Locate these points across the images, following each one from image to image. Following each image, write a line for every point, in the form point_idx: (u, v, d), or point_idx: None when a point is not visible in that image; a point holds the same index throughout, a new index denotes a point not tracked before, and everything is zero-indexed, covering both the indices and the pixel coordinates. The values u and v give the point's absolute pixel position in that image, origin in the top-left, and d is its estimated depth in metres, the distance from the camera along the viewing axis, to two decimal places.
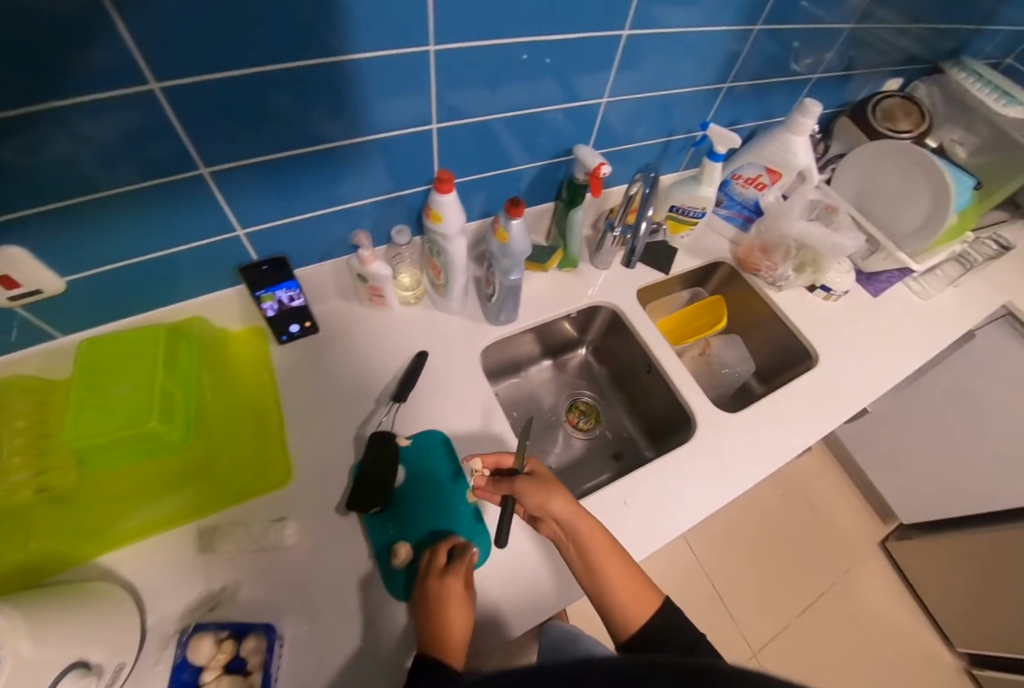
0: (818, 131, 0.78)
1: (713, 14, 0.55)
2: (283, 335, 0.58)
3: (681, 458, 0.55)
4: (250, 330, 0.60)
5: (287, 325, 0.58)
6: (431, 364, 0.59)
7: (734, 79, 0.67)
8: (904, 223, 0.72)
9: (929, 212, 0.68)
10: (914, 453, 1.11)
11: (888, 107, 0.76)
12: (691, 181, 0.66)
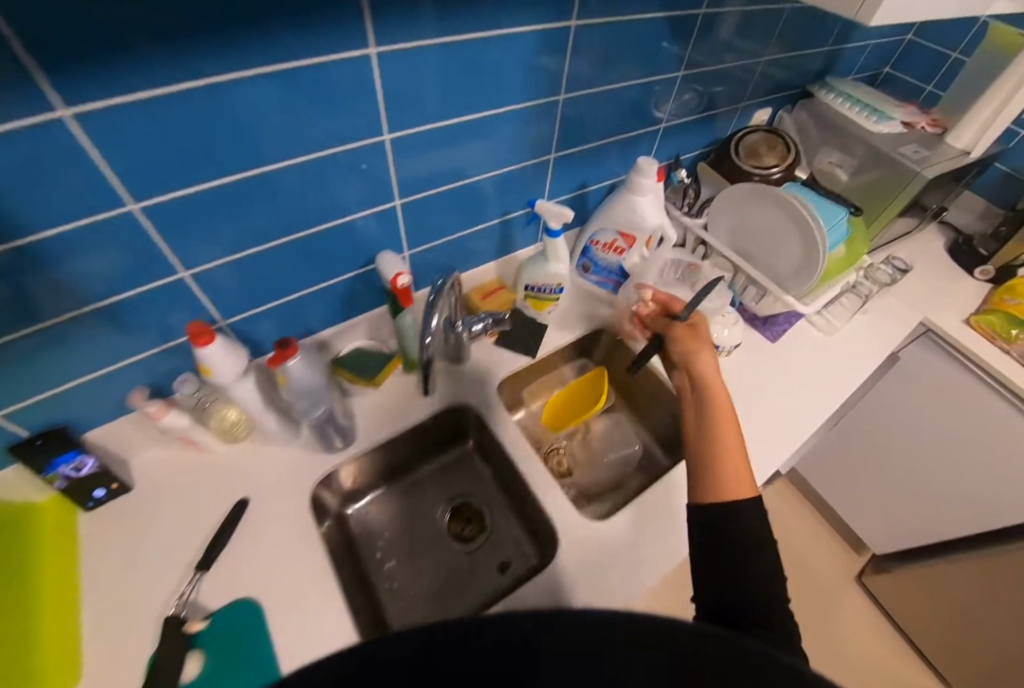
0: (685, 176, 0.74)
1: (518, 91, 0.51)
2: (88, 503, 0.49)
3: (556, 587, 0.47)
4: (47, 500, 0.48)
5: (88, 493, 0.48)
6: (263, 514, 0.51)
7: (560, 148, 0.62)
8: (781, 265, 0.66)
9: (802, 254, 0.63)
10: (871, 478, 1.04)
11: (751, 143, 0.72)
12: (539, 258, 0.60)
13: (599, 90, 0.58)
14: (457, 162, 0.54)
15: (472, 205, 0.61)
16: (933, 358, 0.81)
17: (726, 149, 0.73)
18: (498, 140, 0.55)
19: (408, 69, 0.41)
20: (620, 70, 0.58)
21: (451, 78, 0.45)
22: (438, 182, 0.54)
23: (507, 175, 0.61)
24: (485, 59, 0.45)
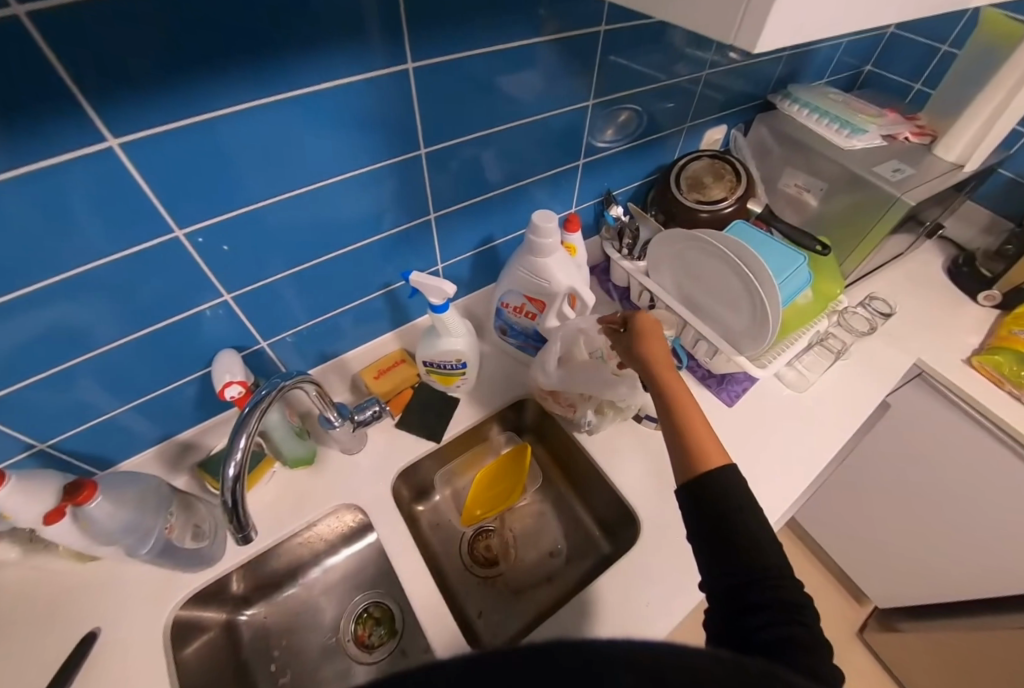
0: (622, 214, 0.64)
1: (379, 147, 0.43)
2: None
3: None
4: None
5: None
6: (113, 647, 0.45)
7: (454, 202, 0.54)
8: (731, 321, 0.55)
9: (749, 314, 0.52)
10: (871, 527, 0.92)
11: (694, 173, 0.63)
12: (433, 332, 0.53)
13: (488, 131, 0.50)
14: (318, 233, 0.46)
15: (359, 272, 0.53)
16: (929, 405, 0.70)
17: (667, 183, 0.63)
18: (367, 201, 0.47)
19: (202, 145, 0.34)
20: (511, 106, 0.49)
21: (269, 146, 0.37)
22: (301, 257, 0.47)
23: (396, 236, 0.53)
24: (310, 116, 0.37)
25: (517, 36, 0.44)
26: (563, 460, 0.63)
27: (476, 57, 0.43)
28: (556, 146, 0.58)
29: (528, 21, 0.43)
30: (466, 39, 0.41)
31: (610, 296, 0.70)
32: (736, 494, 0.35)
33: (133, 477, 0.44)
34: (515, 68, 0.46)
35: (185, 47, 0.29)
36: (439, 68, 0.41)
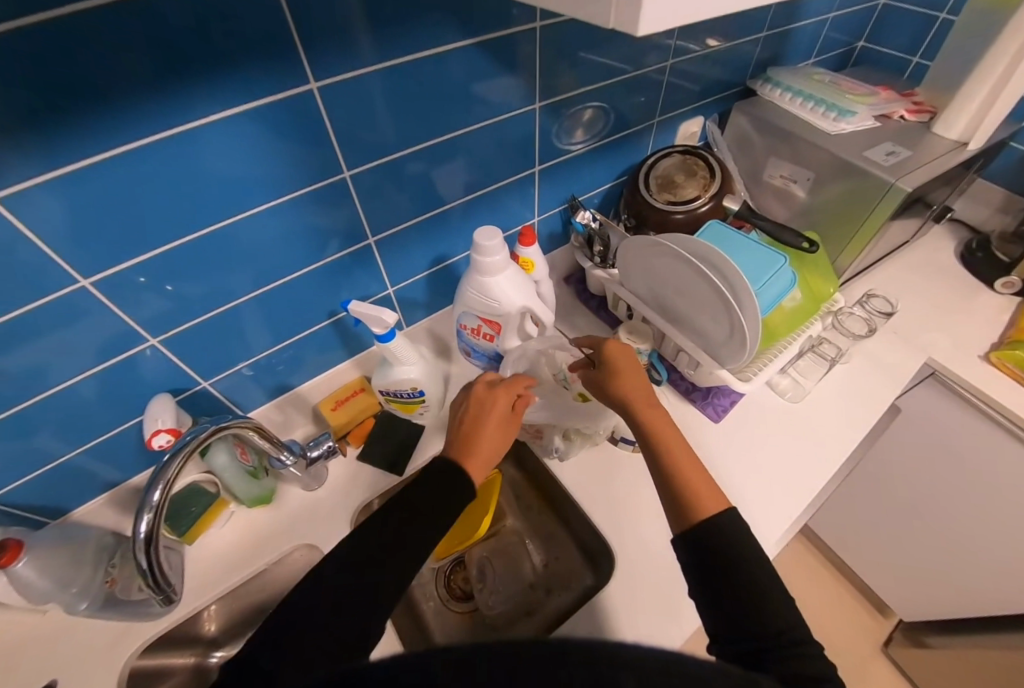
0: (590, 220, 0.60)
1: (307, 169, 0.40)
2: None
3: None
4: None
5: None
6: None
7: (406, 217, 0.50)
8: (709, 334, 0.50)
9: (727, 327, 0.47)
10: (890, 536, 0.86)
11: (665, 171, 0.58)
12: (385, 361, 0.50)
13: (431, 143, 0.46)
14: (253, 266, 0.43)
15: (306, 302, 0.50)
16: (945, 408, 0.63)
17: (636, 184, 0.58)
18: (302, 228, 0.44)
19: (101, 190, 0.32)
20: (454, 115, 0.46)
21: (180, 184, 0.34)
22: (240, 289, 0.44)
23: (343, 261, 0.50)
24: (221, 149, 0.35)
25: (450, 41, 0.40)
26: (540, 485, 0.59)
27: (404, 68, 0.39)
28: (512, 153, 0.54)
29: (459, 22, 0.39)
30: (389, 49, 0.38)
31: (585, 307, 0.66)
32: (743, 545, 0.30)
33: (73, 530, 0.45)
34: (452, 74, 0.43)
35: (56, 88, 0.27)
36: (363, 84, 0.38)
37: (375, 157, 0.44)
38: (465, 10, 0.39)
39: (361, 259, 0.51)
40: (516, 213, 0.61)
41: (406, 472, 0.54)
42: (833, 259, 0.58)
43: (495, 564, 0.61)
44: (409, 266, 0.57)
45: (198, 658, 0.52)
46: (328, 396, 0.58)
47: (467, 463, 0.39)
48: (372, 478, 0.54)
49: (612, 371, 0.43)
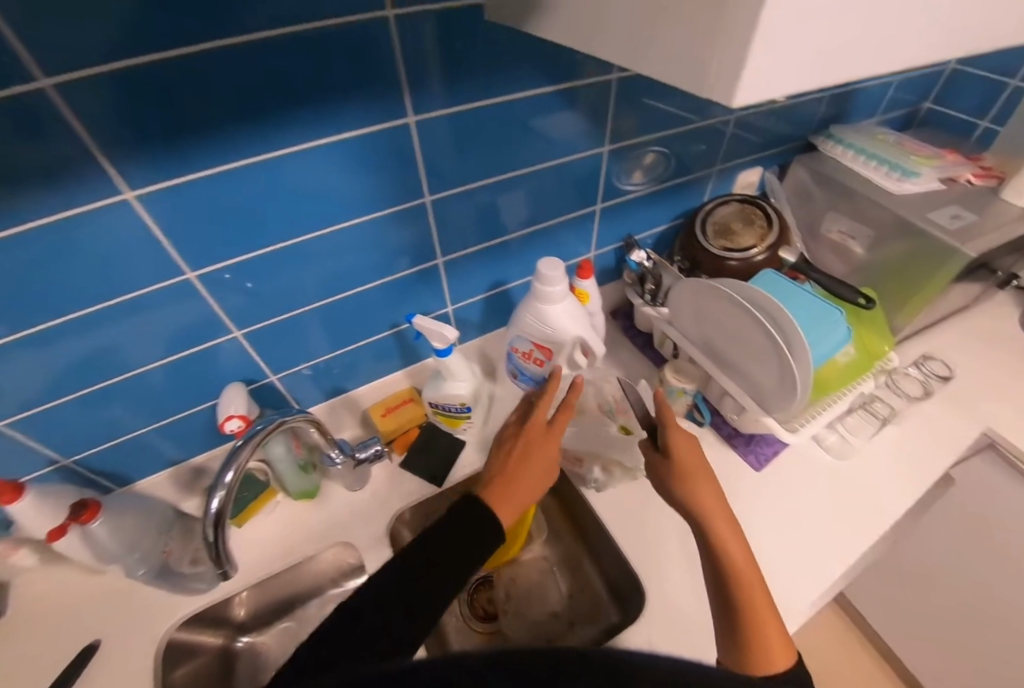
0: (644, 259, 0.61)
1: (388, 193, 0.44)
2: None
3: None
4: None
5: None
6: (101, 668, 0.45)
7: (471, 242, 0.53)
8: (759, 381, 0.50)
9: (777, 374, 0.47)
10: (940, 619, 0.79)
11: (722, 219, 0.60)
12: (437, 374, 0.53)
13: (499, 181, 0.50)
14: (327, 272, 0.47)
15: (367, 310, 0.54)
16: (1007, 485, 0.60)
17: (692, 229, 0.60)
18: (375, 240, 0.48)
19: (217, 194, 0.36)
20: (528, 152, 0.49)
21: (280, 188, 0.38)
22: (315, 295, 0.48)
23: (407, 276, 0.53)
24: (323, 167, 0.39)
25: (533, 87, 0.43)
26: (573, 512, 0.59)
27: (487, 109, 0.43)
28: (576, 190, 0.57)
29: (542, 73, 0.43)
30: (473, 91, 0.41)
31: (631, 342, 0.68)
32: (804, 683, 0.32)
33: (141, 498, 0.48)
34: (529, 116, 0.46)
35: (186, 111, 0.31)
36: (447, 120, 0.42)
37: (447, 185, 0.47)
38: (549, 57, 0.42)
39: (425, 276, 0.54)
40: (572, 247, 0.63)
41: (443, 484, 0.55)
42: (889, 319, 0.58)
43: (526, 584, 0.61)
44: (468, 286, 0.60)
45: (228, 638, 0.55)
46: (379, 402, 0.61)
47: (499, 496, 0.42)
48: (409, 487, 0.56)
49: (680, 471, 0.44)
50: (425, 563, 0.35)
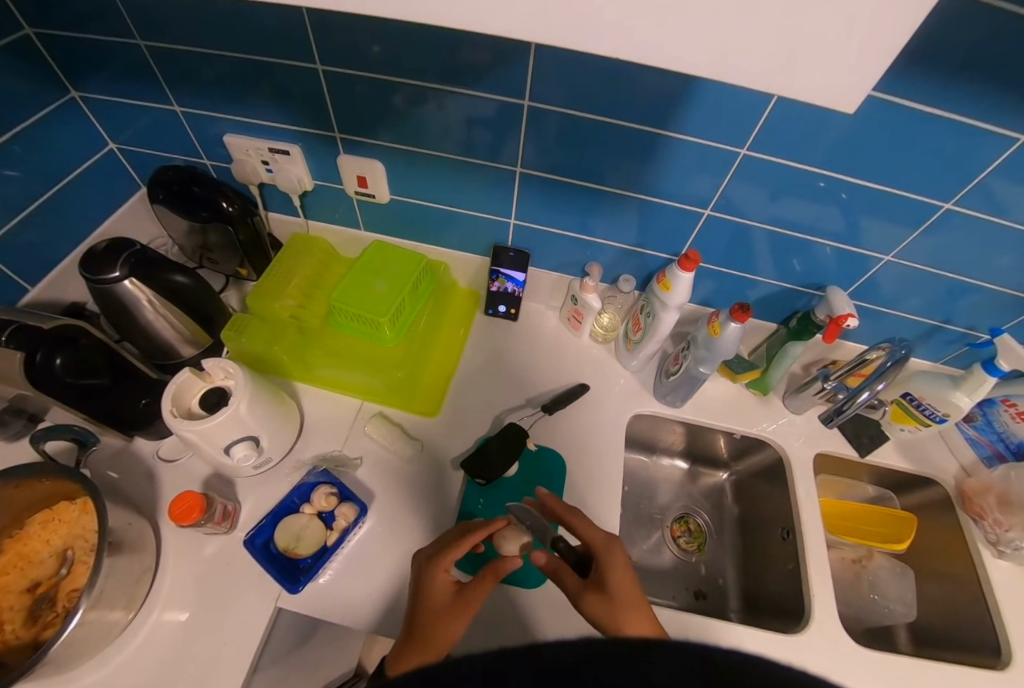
0: (855, 247, 0.71)
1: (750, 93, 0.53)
2: (237, 375, 0.58)
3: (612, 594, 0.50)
4: (272, 392, 0.65)
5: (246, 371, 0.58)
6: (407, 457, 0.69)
7: (755, 155, 0.61)
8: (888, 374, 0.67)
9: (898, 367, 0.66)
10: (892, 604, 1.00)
11: (930, 246, 0.67)
12: (672, 270, 0.66)
13: (826, 170, 0.61)
14: (665, 198, 0.70)
15: (658, 229, 0.75)
16: None
17: (915, 239, 0.67)
18: (723, 163, 0.63)
19: (657, 163, 0.65)
20: (884, 156, 0.58)
21: (694, 132, 0.61)
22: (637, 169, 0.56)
23: (703, 213, 0.71)
24: (748, 97, 0.55)
25: (949, 112, 0.52)
26: (729, 421, 0.81)
27: (904, 109, 0.52)
28: (865, 162, 0.59)
29: (910, 55, 0.47)
30: (913, 97, 0.51)
31: (798, 324, 0.76)
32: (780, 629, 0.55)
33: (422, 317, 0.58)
34: (938, 133, 0.54)
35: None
36: (869, 106, 0.53)
37: (800, 156, 0.60)
38: (982, 96, 0.50)
39: (711, 215, 0.71)
40: (825, 263, 0.75)
41: (585, 391, 0.78)
42: (977, 387, 0.70)
43: (664, 447, 0.91)
44: (721, 200, 0.69)
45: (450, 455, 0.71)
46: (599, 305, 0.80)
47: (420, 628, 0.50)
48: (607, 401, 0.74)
49: (433, 609, 0.52)
50: (413, 639, 0.50)
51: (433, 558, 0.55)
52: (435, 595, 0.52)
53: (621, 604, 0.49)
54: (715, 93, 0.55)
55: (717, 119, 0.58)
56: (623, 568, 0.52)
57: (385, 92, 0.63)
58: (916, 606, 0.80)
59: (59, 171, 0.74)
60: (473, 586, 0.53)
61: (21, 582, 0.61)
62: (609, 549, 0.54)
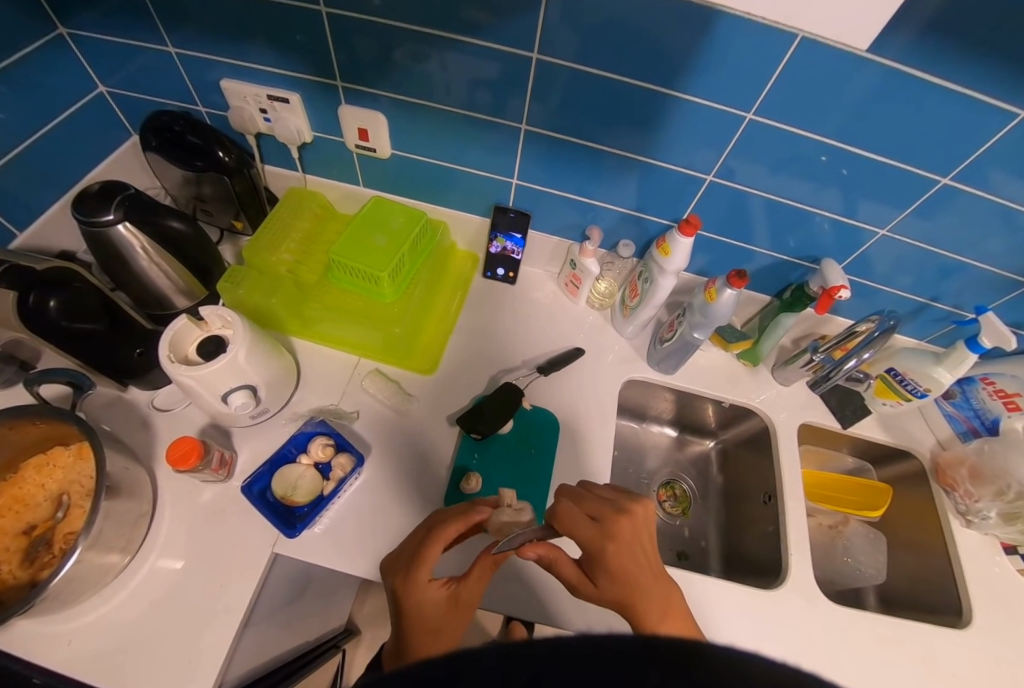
0: (853, 224, 0.71)
1: (759, 53, 0.53)
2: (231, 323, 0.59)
3: (610, 591, 0.52)
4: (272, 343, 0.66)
5: (242, 326, 0.58)
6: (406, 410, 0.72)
7: (766, 122, 0.60)
8: (872, 344, 0.70)
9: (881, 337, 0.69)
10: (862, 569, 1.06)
11: (928, 226, 0.68)
12: (671, 235, 0.68)
13: (834, 140, 0.61)
14: (669, 164, 0.69)
15: (659, 195, 0.74)
16: None
17: (913, 217, 0.67)
18: (729, 129, 0.62)
19: (664, 127, 0.64)
20: (894, 127, 0.57)
21: (704, 96, 0.59)
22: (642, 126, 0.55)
23: (706, 180, 0.70)
24: (764, 59, 0.53)
25: (964, 86, 0.51)
26: (720, 391, 0.83)
27: (921, 81, 0.51)
28: (871, 134, 0.59)
29: (924, 25, 0.46)
30: (927, 68, 0.50)
31: (793, 296, 0.78)
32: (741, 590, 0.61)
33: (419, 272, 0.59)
34: (948, 106, 0.53)
35: None
36: (881, 74, 0.52)
37: (810, 125, 0.60)
38: (996, 73, 0.49)
39: (715, 183, 0.71)
40: (822, 236, 0.75)
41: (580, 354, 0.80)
42: (961, 363, 0.72)
43: (655, 415, 0.93)
44: (727, 169, 0.68)
45: (448, 412, 0.73)
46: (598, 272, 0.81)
47: (413, 635, 0.49)
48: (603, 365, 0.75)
49: (427, 620, 0.49)
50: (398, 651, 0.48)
51: (415, 565, 0.52)
52: (428, 605, 0.50)
53: (634, 601, 0.50)
54: (728, 55, 0.54)
55: (729, 82, 0.57)
56: (633, 556, 0.52)
57: (386, 40, 0.61)
58: (887, 570, 0.84)
59: (45, 114, 0.71)
60: (469, 586, 0.52)
61: (17, 525, 0.61)
62: (613, 547, 0.52)
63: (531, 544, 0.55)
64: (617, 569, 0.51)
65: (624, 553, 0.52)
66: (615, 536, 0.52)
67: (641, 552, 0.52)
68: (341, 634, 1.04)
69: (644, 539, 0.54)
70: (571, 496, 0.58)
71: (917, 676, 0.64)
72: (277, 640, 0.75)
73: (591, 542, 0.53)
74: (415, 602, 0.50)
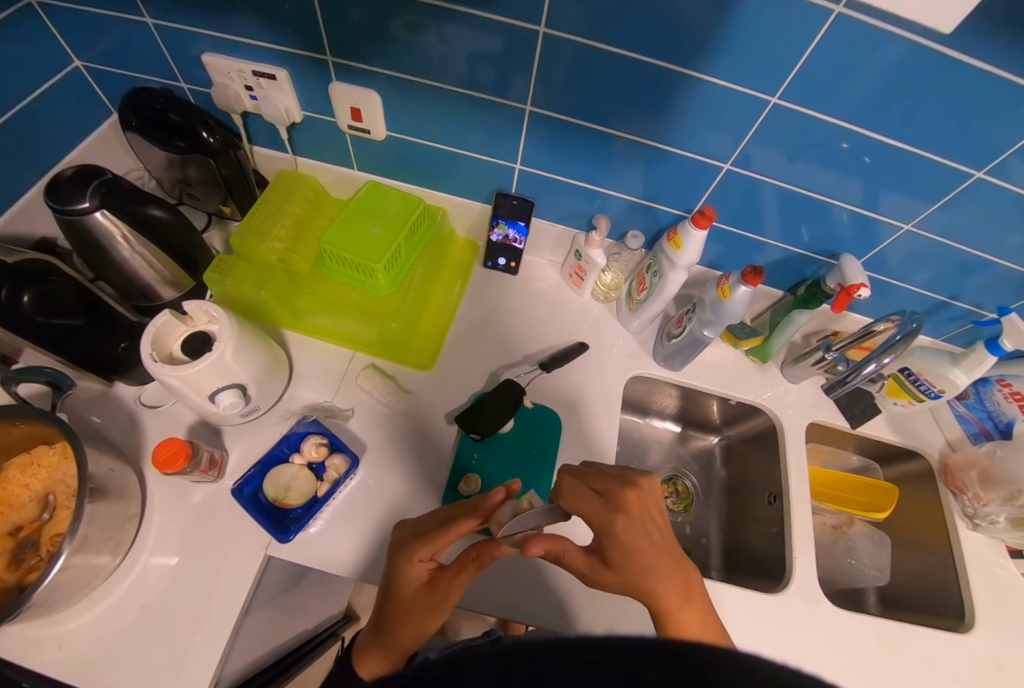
0: (876, 217, 0.67)
1: (789, 29, 0.48)
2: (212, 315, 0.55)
3: (623, 572, 0.50)
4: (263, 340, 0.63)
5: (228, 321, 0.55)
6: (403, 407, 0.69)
7: (792, 107, 0.56)
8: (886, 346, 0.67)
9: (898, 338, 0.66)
10: None
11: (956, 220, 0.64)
12: (685, 226, 0.64)
13: (862, 127, 0.56)
14: (683, 151, 0.65)
15: (671, 184, 0.70)
16: None
17: (941, 210, 0.63)
18: (750, 115, 0.58)
19: (680, 111, 0.60)
20: (933, 114, 0.52)
21: (724, 78, 0.55)
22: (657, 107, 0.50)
23: (722, 168, 0.66)
24: (795, 37, 0.48)
25: (1015, 71, 0.46)
26: (727, 389, 0.80)
27: (964, 67, 0.47)
28: (906, 121, 0.54)
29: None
30: (977, 50, 0.45)
31: (807, 293, 0.74)
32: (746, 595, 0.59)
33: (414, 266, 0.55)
34: (994, 94, 0.48)
35: None
36: (925, 58, 0.47)
37: (840, 111, 0.55)
38: None
39: (731, 172, 0.66)
40: (841, 230, 0.71)
41: (584, 349, 0.77)
42: (981, 364, 0.70)
43: (658, 411, 0.91)
44: (747, 157, 0.64)
45: (447, 410, 0.70)
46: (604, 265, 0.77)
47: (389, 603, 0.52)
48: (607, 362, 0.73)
49: (404, 598, 0.51)
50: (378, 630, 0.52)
51: (412, 546, 0.52)
52: (409, 586, 0.51)
53: (649, 582, 0.49)
54: (756, 32, 0.49)
55: (753, 63, 0.52)
56: (645, 531, 0.51)
57: (378, 10, 0.56)
58: (889, 571, 0.83)
59: (16, 90, 0.66)
60: (446, 586, 0.50)
61: (2, 526, 0.59)
62: (624, 521, 0.50)
63: (538, 540, 0.51)
64: (630, 543, 0.50)
65: (633, 526, 0.50)
66: (623, 509, 0.51)
67: (655, 527, 0.51)
68: (340, 624, 1.04)
69: (656, 515, 0.53)
70: (574, 474, 0.56)
71: (917, 680, 0.64)
72: (274, 635, 0.75)
73: (597, 518, 0.51)
74: (398, 578, 0.52)
